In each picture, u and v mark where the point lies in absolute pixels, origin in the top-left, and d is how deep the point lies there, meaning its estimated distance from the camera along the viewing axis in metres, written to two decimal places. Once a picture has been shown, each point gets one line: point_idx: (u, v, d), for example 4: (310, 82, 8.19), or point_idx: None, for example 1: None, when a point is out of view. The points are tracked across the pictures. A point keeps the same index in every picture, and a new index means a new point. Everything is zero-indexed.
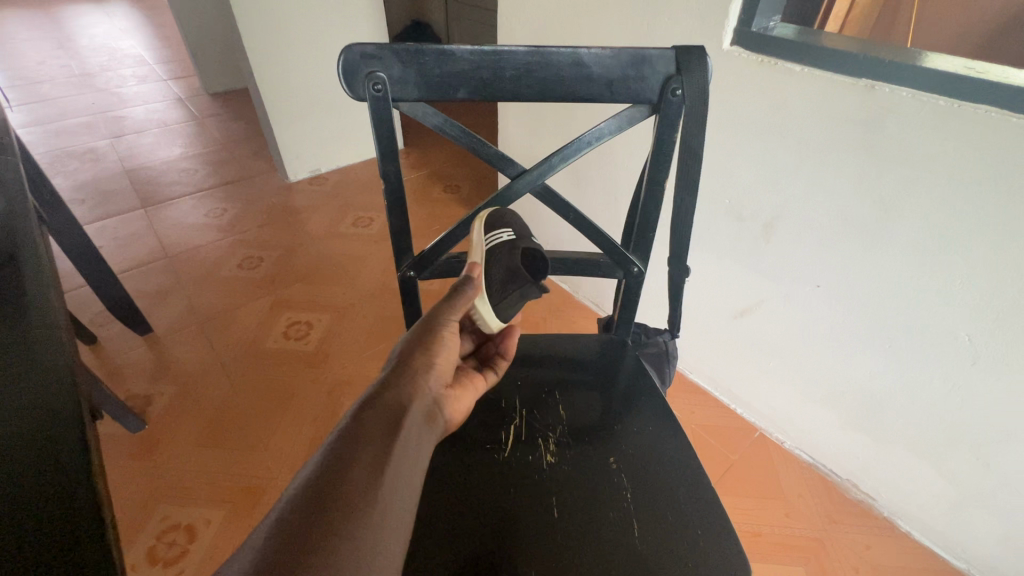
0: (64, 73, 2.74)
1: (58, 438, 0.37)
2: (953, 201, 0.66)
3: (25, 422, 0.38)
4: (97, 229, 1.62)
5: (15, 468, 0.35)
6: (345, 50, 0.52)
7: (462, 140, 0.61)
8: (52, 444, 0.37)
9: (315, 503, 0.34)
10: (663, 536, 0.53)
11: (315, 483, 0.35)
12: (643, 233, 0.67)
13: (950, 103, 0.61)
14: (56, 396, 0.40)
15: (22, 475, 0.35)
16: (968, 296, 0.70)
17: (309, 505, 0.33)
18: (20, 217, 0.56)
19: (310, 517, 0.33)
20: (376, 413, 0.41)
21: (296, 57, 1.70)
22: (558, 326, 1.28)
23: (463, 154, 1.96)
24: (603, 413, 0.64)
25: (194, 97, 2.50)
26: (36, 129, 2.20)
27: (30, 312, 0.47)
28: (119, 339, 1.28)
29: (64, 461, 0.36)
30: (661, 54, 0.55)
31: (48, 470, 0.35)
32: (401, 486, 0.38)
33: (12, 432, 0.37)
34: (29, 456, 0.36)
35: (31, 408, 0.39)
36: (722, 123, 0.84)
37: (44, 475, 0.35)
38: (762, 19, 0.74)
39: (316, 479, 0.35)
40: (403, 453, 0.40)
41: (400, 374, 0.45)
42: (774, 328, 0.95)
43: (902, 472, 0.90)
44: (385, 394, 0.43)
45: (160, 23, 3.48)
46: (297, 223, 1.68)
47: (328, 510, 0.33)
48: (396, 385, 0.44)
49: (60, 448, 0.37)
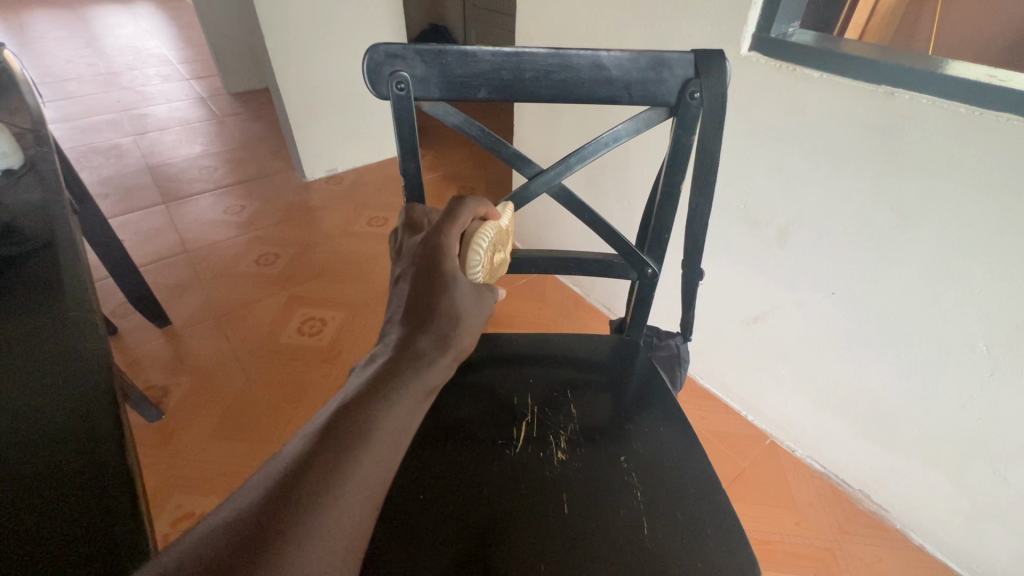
0: (90, 71, 2.82)
1: (97, 433, 0.39)
2: (972, 208, 0.65)
3: (63, 416, 0.40)
4: (119, 222, 1.66)
5: (56, 462, 0.37)
6: (369, 50, 0.53)
7: (480, 140, 0.62)
8: (91, 437, 0.39)
9: (313, 490, 0.33)
10: (674, 535, 0.53)
11: (318, 470, 0.34)
12: (658, 236, 0.67)
13: (971, 111, 0.61)
14: (94, 389, 0.42)
15: (61, 470, 0.37)
16: (986, 305, 0.69)
17: (304, 489, 0.33)
18: (58, 208, 0.59)
19: (307, 509, 0.32)
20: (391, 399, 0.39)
21: (317, 58, 1.73)
22: (569, 327, 1.28)
23: (478, 157, 1.98)
24: (615, 413, 0.65)
25: (216, 95, 2.56)
26: (63, 125, 2.26)
27: (68, 297, 0.49)
28: (140, 330, 1.32)
29: (101, 455, 0.38)
30: (680, 57, 0.55)
31: (86, 464, 0.37)
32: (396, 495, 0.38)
33: (50, 426, 0.39)
34: (68, 450, 0.38)
35: (68, 402, 0.41)
36: (738, 128, 0.84)
37: (84, 469, 0.37)
38: (782, 25, 0.75)
39: (320, 455, 0.35)
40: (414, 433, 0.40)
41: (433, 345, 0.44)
42: (787, 334, 0.95)
43: (916, 484, 0.89)
44: (405, 377, 0.41)
45: (183, 24, 3.56)
46: (313, 221, 1.71)
47: (325, 504, 0.33)
48: (428, 364, 0.42)
49: (100, 441, 0.38)
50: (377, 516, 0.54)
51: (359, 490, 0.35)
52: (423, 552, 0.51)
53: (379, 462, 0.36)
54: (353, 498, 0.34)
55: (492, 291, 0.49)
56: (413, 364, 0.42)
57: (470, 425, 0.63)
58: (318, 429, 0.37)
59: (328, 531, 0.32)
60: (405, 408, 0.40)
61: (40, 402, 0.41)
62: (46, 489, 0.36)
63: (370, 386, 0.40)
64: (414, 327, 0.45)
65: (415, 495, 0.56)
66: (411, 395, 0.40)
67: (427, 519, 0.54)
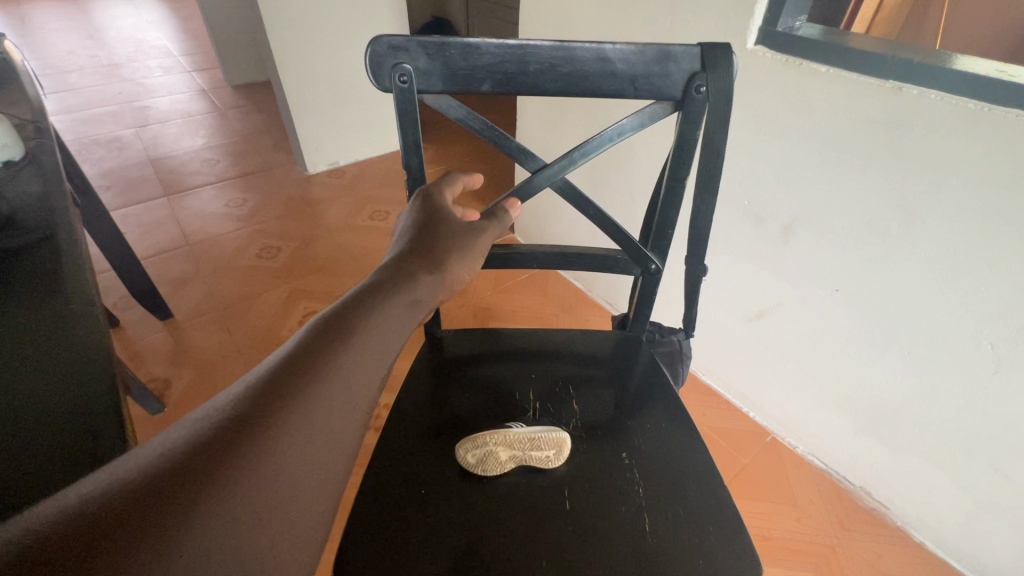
0: (92, 63, 2.81)
1: (99, 434, 0.39)
2: (979, 204, 0.65)
3: (64, 415, 0.40)
4: (121, 215, 1.66)
5: (55, 462, 0.37)
6: (372, 42, 0.53)
7: (484, 134, 0.61)
8: (92, 437, 0.38)
9: (286, 398, 0.34)
10: (676, 532, 0.53)
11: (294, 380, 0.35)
12: (662, 231, 0.66)
13: (979, 106, 0.60)
14: (96, 390, 0.42)
15: (63, 464, 0.37)
16: (992, 303, 0.68)
17: (279, 395, 0.34)
18: (59, 200, 0.59)
19: (280, 415, 0.33)
20: (371, 321, 0.41)
21: (319, 50, 1.72)
22: (571, 323, 1.28)
23: (480, 150, 1.97)
24: (617, 410, 0.64)
25: (217, 88, 2.55)
26: (65, 117, 2.25)
27: (69, 288, 0.49)
28: (142, 323, 1.32)
29: (102, 446, 0.38)
30: (685, 50, 0.55)
31: (86, 466, 0.37)
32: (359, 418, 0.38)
33: (52, 418, 0.39)
34: (68, 449, 0.38)
35: (68, 399, 0.41)
36: (744, 122, 0.83)
37: (83, 469, 0.37)
38: (788, 19, 0.74)
39: (298, 364, 0.36)
40: (384, 358, 0.42)
41: (419, 283, 0.47)
42: (791, 331, 0.94)
43: (918, 482, 0.89)
44: (386, 305, 0.43)
45: (185, 16, 3.54)
46: (316, 214, 1.71)
47: (299, 412, 0.34)
48: (407, 297, 0.45)
49: (105, 442, 0.38)
50: (380, 512, 0.54)
51: (331, 402, 0.36)
52: (424, 549, 0.51)
53: (353, 380, 0.38)
54: (324, 410, 0.35)
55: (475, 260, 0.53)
56: (394, 296, 0.44)
57: (472, 421, 0.63)
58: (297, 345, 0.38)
59: (295, 440, 0.33)
60: (382, 334, 0.42)
61: (41, 399, 0.41)
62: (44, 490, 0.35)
63: (347, 309, 0.42)
64: (402, 266, 0.47)
65: (417, 491, 0.56)
66: (388, 324, 0.43)
67: (430, 515, 0.54)
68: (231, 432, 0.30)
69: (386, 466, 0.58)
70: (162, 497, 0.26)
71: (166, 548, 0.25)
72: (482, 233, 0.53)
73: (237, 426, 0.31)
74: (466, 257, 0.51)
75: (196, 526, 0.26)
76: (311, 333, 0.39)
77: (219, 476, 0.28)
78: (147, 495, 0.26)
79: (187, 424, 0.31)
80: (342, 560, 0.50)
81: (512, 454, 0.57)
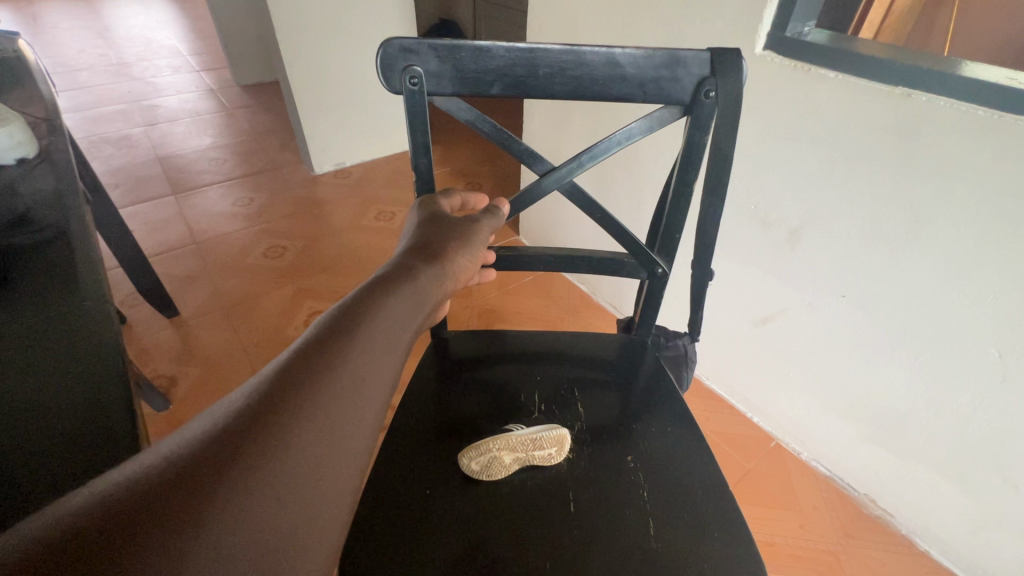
0: (101, 62, 2.83)
1: (109, 428, 0.39)
2: (987, 212, 0.64)
3: (71, 414, 0.40)
4: (129, 213, 1.67)
5: (63, 458, 0.37)
6: (383, 44, 0.53)
7: (493, 136, 0.62)
8: (101, 435, 0.39)
9: (299, 387, 0.34)
10: (680, 535, 0.53)
11: (306, 371, 0.35)
12: (669, 235, 0.67)
13: (989, 114, 0.60)
14: (107, 383, 0.42)
15: (74, 455, 0.37)
16: (1001, 310, 0.68)
17: (293, 386, 0.34)
18: (71, 196, 0.60)
19: (295, 404, 0.33)
20: (380, 311, 0.42)
21: (328, 50, 1.73)
22: (576, 325, 1.28)
23: (486, 152, 1.97)
24: (621, 414, 0.64)
25: (226, 88, 2.57)
26: (74, 115, 2.27)
27: (80, 283, 0.50)
28: (149, 320, 1.32)
29: (114, 439, 0.39)
30: (695, 55, 0.55)
31: (94, 463, 0.37)
32: (376, 402, 0.39)
33: (64, 411, 0.40)
34: (79, 442, 0.38)
35: (79, 393, 0.41)
36: (753, 127, 0.83)
37: (91, 466, 0.37)
38: (798, 24, 0.74)
39: (311, 354, 0.37)
40: (395, 344, 0.42)
41: (427, 273, 0.47)
42: (797, 336, 0.94)
43: (920, 489, 0.89)
44: (394, 295, 0.43)
45: (194, 16, 3.56)
46: (321, 214, 1.71)
47: (312, 403, 0.34)
48: (415, 287, 0.46)
49: (114, 440, 0.39)
50: (384, 512, 0.54)
51: (344, 391, 0.36)
52: (427, 547, 0.51)
53: (364, 367, 0.38)
54: (338, 399, 0.36)
55: (478, 253, 0.53)
56: (403, 286, 0.45)
57: (476, 423, 0.63)
58: (309, 338, 0.38)
59: (309, 428, 0.33)
60: (392, 323, 0.42)
61: (52, 392, 0.41)
62: (52, 490, 0.36)
63: (356, 300, 0.42)
64: (409, 259, 0.48)
65: (420, 492, 0.56)
66: (398, 313, 0.43)
67: (434, 517, 0.54)
68: (243, 425, 0.31)
69: (391, 466, 0.58)
70: (173, 487, 0.27)
71: (188, 537, 0.26)
72: (479, 226, 0.55)
73: (245, 416, 0.31)
74: (465, 247, 0.52)
75: (214, 516, 0.27)
76: (321, 324, 0.39)
77: (233, 464, 0.29)
78: (161, 486, 0.27)
79: (201, 420, 0.31)
80: (343, 560, 0.51)
81: (516, 457, 0.57)
